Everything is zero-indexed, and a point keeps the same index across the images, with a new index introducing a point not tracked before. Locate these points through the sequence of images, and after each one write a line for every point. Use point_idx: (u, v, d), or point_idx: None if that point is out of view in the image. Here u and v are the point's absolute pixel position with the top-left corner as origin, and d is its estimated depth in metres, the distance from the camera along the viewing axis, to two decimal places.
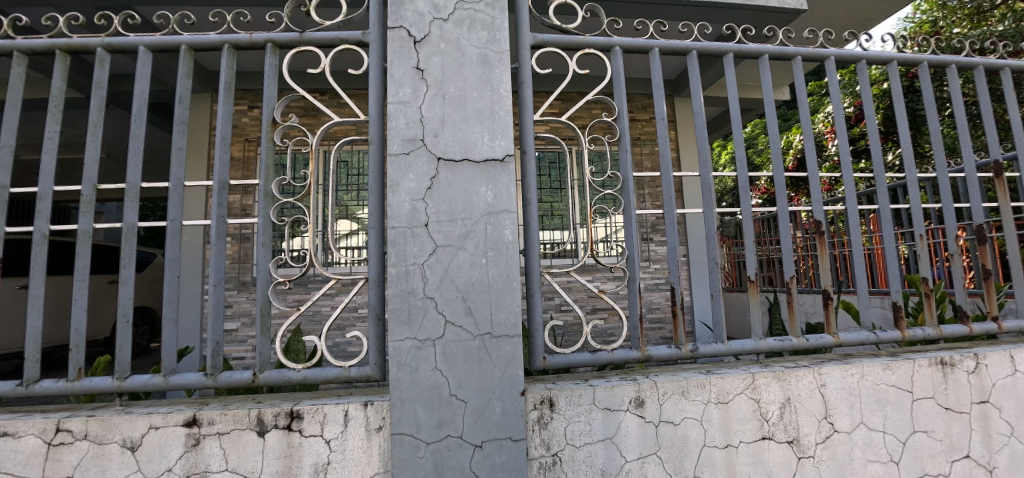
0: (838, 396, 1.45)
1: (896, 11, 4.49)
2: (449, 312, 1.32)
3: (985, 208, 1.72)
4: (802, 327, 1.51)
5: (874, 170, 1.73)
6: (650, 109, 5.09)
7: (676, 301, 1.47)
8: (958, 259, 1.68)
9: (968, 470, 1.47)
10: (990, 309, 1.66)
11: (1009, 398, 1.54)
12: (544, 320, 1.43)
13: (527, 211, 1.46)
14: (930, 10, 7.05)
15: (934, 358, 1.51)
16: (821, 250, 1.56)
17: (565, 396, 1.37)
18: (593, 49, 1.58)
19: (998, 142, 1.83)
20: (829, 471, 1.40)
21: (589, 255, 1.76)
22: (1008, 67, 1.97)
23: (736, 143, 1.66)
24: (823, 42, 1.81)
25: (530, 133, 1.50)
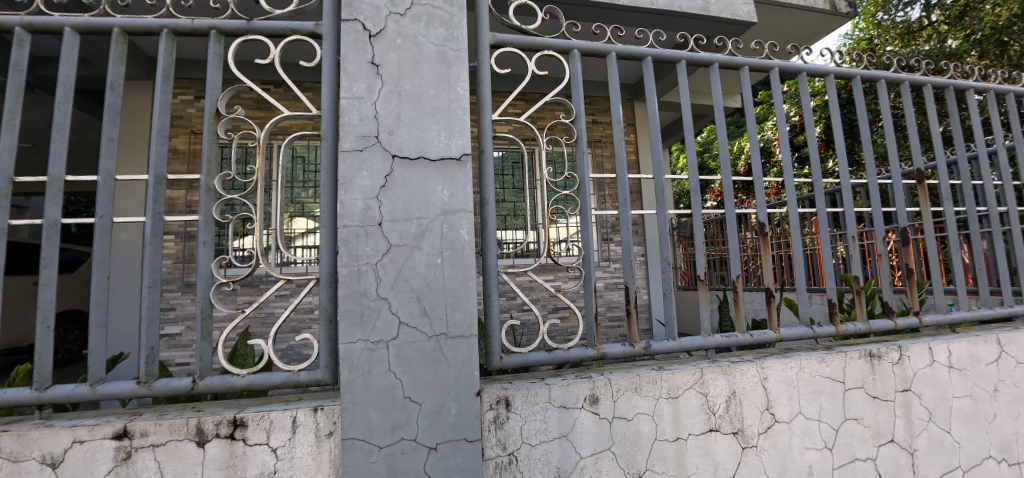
0: (779, 389, 1.53)
1: (834, 28, 4.83)
2: (403, 313, 1.29)
3: (909, 212, 1.87)
4: (748, 324, 1.58)
5: (811, 176, 1.85)
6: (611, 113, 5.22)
7: (631, 300, 1.50)
8: (885, 259, 1.81)
9: (893, 454, 1.59)
10: (913, 305, 1.80)
11: (927, 386, 1.67)
12: (501, 319, 1.42)
13: (485, 211, 1.45)
14: (866, 28, 7.67)
15: (863, 351, 1.62)
16: (765, 251, 1.64)
17: (521, 396, 1.37)
18: (552, 50, 1.59)
19: (922, 152, 1.99)
20: (771, 460, 1.48)
21: (546, 256, 1.77)
22: (931, 83, 2.14)
23: (688, 148, 1.71)
24: (769, 54, 1.90)
25: (488, 132, 1.49)
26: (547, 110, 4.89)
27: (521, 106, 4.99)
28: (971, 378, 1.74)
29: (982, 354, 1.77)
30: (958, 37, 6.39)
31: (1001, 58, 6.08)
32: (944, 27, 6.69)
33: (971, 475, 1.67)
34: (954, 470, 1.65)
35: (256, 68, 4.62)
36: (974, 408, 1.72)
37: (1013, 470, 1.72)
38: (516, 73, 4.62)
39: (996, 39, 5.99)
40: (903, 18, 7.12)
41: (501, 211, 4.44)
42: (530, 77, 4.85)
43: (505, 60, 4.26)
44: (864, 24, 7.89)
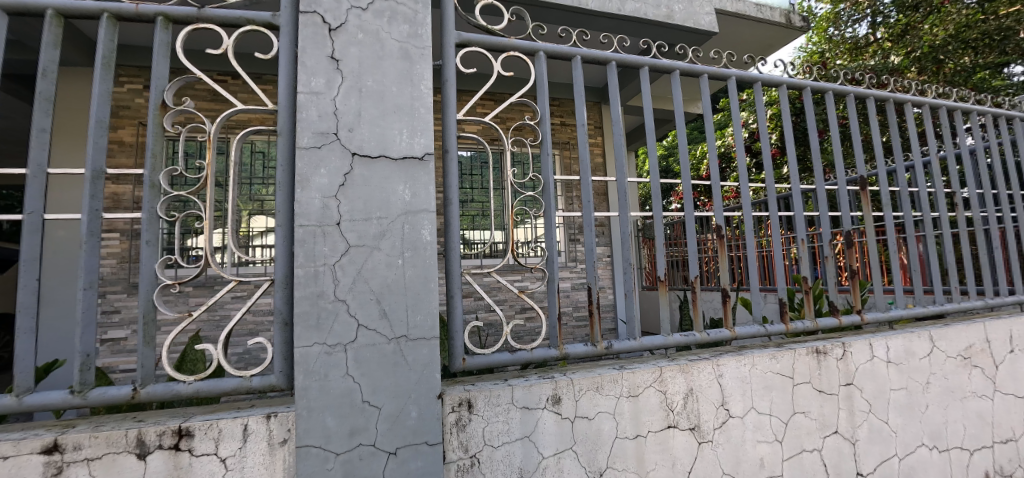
0: (733, 385, 1.59)
1: (789, 41, 5.08)
2: (362, 315, 1.26)
3: (852, 217, 1.98)
4: (705, 323, 1.63)
5: (765, 181, 1.93)
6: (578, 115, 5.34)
7: (593, 300, 1.52)
8: (832, 261, 1.91)
9: (837, 445, 1.68)
10: (856, 303, 1.91)
11: (868, 380, 1.78)
12: (463, 320, 1.41)
13: (448, 212, 1.44)
14: (819, 42, 8.23)
15: (810, 348, 1.71)
16: (721, 252, 1.70)
17: (484, 397, 1.36)
18: (518, 52, 1.58)
19: (864, 161, 2.11)
20: (725, 454, 1.53)
21: (511, 256, 1.76)
22: (874, 96, 2.28)
23: (650, 152, 1.75)
24: (727, 63, 1.96)
25: (452, 132, 1.47)
26: (515, 110, 4.93)
27: (488, 106, 5.01)
28: (906, 372, 1.86)
29: (916, 349, 1.90)
30: (900, 55, 6.98)
31: (937, 75, 6.82)
32: (887, 44, 7.30)
33: (905, 462, 1.79)
34: (891, 458, 1.76)
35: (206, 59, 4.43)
36: (909, 399, 1.84)
37: (943, 457, 1.86)
38: (482, 73, 4.62)
39: (934, 58, 6.71)
40: (851, 34, 7.66)
41: (466, 211, 4.43)
42: (496, 77, 4.88)
43: (469, 59, 4.26)
44: (817, 39, 8.48)
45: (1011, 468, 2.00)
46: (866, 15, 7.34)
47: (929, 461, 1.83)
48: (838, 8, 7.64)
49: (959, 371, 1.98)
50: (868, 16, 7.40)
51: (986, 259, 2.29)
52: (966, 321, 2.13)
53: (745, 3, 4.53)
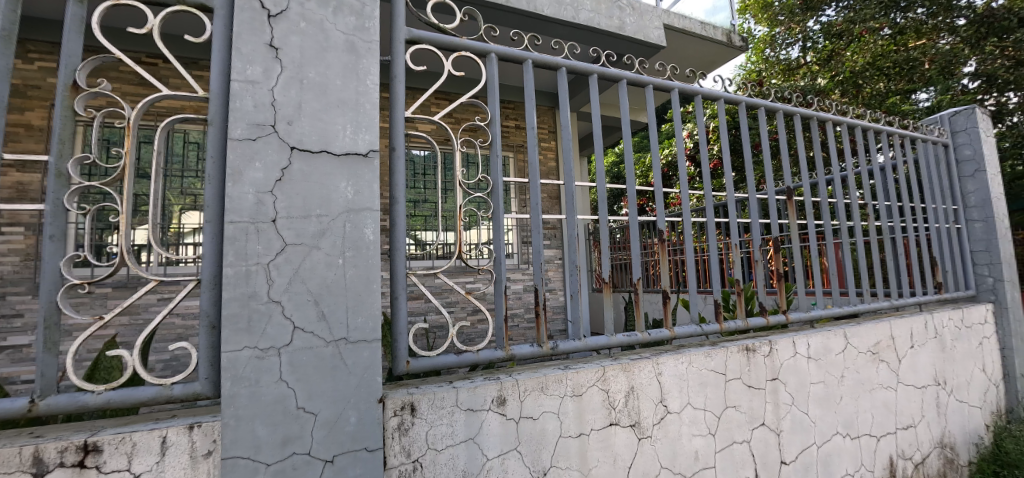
0: (672, 382, 1.66)
1: (729, 59, 5.42)
2: (298, 318, 1.20)
3: (780, 224, 2.13)
4: (646, 323, 1.70)
5: (703, 189, 2.04)
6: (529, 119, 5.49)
7: (539, 301, 1.53)
8: (761, 265, 2.05)
9: (764, 436, 1.80)
10: (782, 305, 2.06)
11: (791, 374, 1.93)
12: (407, 321, 1.38)
13: (393, 211, 1.41)
14: (757, 62, 9.59)
15: (741, 345, 1.83)
16: (662, 256, 1.77)
17: (427, 400, 1.33)
18: (469, 52, 1.58)
19: (791, 173, 2.28)
20: (663, 448, 1.60)
21: (457, 257, 1.74)
22: (802, 114, 2.46)
23: (597, 158, 1.80)
24: (670, 76, 2.04)
25: (400, 130, 1.45)
26: (467, 111, 4.97)
27: (441, 105, 4.98)
28: (824, 367, 2.03)
29: (833, 346, 2.08)
30: (827, 77, 8.34)
31: (857, 97, 8.14)
32: (815, 68, 8.53)
33: (823, 449, 1.94)
34: (810, 446, 1.91)
35: (127, 38, 4.11)
36: (826, 392, 2.01)
37: (854, 443, 2.04)
38: (433, 71, 4.57)
39: (853, 83, 8.03)
40: (784, 56, 8.81)
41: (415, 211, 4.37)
42: (446, 76, 4.89)
43: (420, 56, 4.19)
44: (755, 59, 9.85)
45: (909, 451, 2.23)
46: (797, 40, 8.34)
47: (843, 448, 2.00)
48: (774, 31, 8.85)
49: (868, 365, 2.19)
50: (799, 41, 8.53)
51: (892, 265, 2.54)
52: (876, 320, 2.35)
53: (691, 21, 4.79)
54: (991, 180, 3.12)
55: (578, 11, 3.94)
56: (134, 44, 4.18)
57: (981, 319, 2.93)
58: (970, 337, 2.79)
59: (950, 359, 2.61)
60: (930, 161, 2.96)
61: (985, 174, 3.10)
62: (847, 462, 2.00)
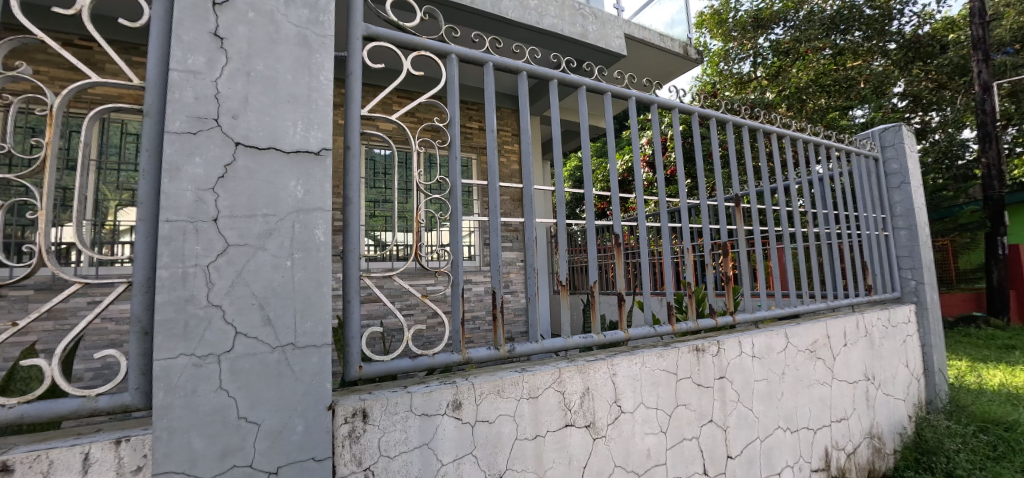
0: (626, 383, 1.71)
1: (685, 70, 5.65)
2: (241, 322, 1.14)
3: (728, 229, 2.24)
4: (601, 326, 1.74)
5: (657, 195, 2.10)
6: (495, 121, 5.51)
7: (496, 304, 1.53)
8: (712, 268, 2.14)
9: (711, 432, 1.88)
10: (730, 306, 2.16)
11: (737, 373, 2.02)
12: (360, 326, 1.34)
13: (347, 211, 1.37)
14: (712, 75, 10.19)
15: (692, 346, 1.90)
16: (618, 259, 1.81)
17: (380, 406, 1.30)
18: (429, 52, 1.55)
19: (739, 181, 2.39)
20: (617, 448, 1.64)
21: (413, 259, 1.72)
22: (750, 126, 2.59)
23: (557, 162, 1.82)
24: (629, 85, 2.09)
25: (355, 127, 1.41)
26: (428, 110, 4.93)
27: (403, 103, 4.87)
28: (767, 365, 2.15)
29: (775, 345, 2.20)
30: (775, 91, 9.03)
31: (801, 111, 8.82)
32: (764, 82, 9.42)
33: (765, 443, 2.05)
34: (755, 440, 2.02)
35: (53, 19, 3.79)
36: (768, 388, 2.13)
37: (794, 436, 2.17)
38: (393, 68, 4.48)
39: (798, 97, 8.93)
40: (736, 71, 9.78)
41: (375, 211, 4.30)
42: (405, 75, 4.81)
43: (376, 54, 4.11)
44: (710, 72, 10.46)
45: (843, 442, 2.40)
46: (749, 55, 9.45)
47: (783, 441, 2.12)
48: (728, 46, 9.76)
49: (806, 362, 2.33)
50: (750, 57, 9.51)
51: (829, 268, 2.72)
52: (814, 320, 2.51)
53: (650, 32, 4.96)
54: (914, 191, 3.41)
55: (542, 16, 4.01)
56: (59, 25, 3.87)
57: (905, 319, 3.19)
58: (895, 336, 3.04)
59: (878, 356, 2.83)
60: (864, 173, 3.20)
61: (910, 186, 3.39)
62: (787, 455, 2.12)
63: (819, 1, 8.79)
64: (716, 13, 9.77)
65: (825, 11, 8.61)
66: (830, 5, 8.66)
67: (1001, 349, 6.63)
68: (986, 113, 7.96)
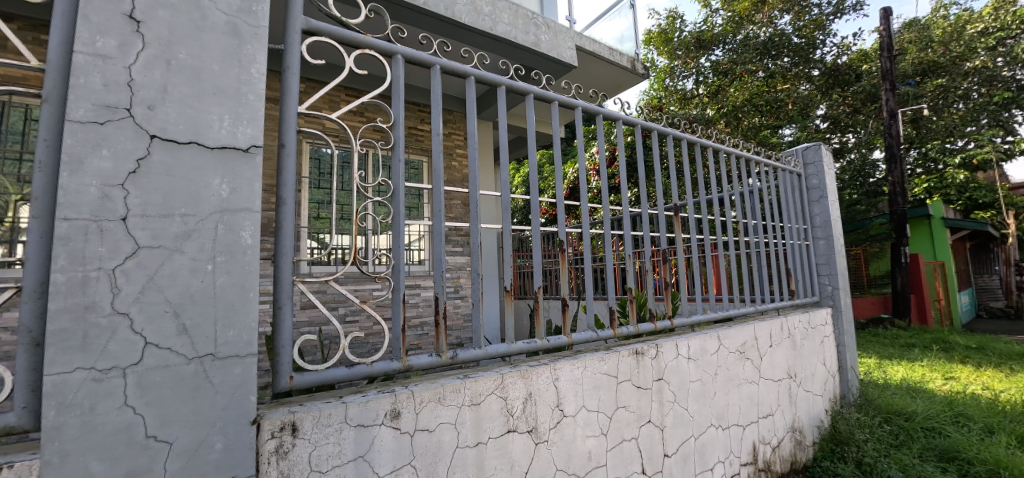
0: (568, 387, 1.73)
1: (633, 84, 5.91)
2: (151, 332, 1.03)
3: (668, 237, 2.34)
4: (545, 331, 1.76)
5: (601, 203, 2.17)
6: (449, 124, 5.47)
7: (439, 311, 1.51)
8: (652, 274, 2.23)
9: (650, 432, 1.96)
10: (669, 311, 2.27)
11: (673, 374, 2.12)
12: (290, 335, 1.27)
13: (280, 212, 1.30)
14: (659, 89, 10.76)
15: (632, 349, 1.96)
16: (563, 264, 1.84)
17: (312, 418, 1.23)
18: (373, 51, 1.51)
19: (679, 191, 2.51)
20: (558, 451, 1.66)
21: (352, 263, 1.68)
22: (690, 139, 2.72)
23: (503, 168, 1.83)
24: (576, 95, 2.14)
25: (290, 125, 1.34)
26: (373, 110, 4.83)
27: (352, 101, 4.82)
28: (701, 366, 2.27)
29: (709, 347, 2.33)
30: (714, 108, 9.75)
31: (737, 128, 9.53)
32: (706, 99, 10.07)
33: (699, 440, 2.16)
34: (690, 438, 2.12)
35: None
36: (702, 388, 2.25)
37: (725, 433, 2.30)
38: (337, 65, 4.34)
39: (734, 115, 9.53)
40: (680, 87, 10.39)
41: (318, 212, 4.30)
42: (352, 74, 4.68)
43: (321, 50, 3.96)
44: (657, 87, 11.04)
45: (769, 436, 2.58)
46: (692, 74, 10.11)
47: (715, 438, 2.25)
48: (673, 64, 10.38)
49: (737, 363, 2.49)
50: (693, 75, 10.17)
51: (757, 275, 2.93)
52: (745, 324, 2.68)
53: (600, 45, 5.15)
54: (831, 205, 3.74)
55: (496, 23, 4.05)
56: None
57: (823, 321, 3.49)
58: (815, 337, 3.32)
59: (800, 355, 3.07)
60: (789, 187, 3.47)
61: (828, 200, 3.71)
62: (719, 451, 2.25)
63: (754, 27, 9.54)
64: (663, 32, 10.36)
65: (759, 37, 9.34)
66: (763, 31, 9.39)
67: (902, 347, 7.43)
68: (892, 136, 8.95)
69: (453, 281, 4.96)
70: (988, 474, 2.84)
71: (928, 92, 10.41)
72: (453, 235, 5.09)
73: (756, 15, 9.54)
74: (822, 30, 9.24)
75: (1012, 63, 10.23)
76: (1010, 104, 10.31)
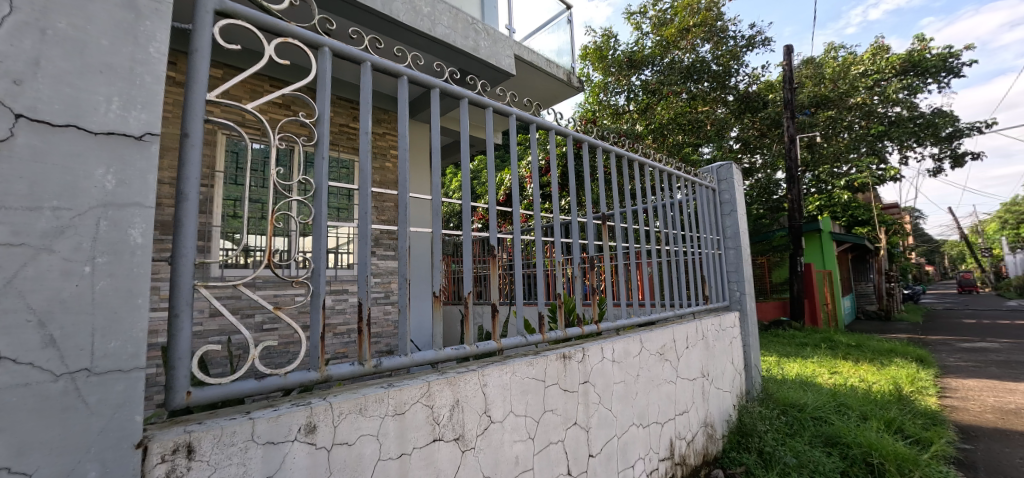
0: (495, 392, 1.74)
1: (568, 97, 6.15)
2: (6, 346, 0.85)
3: (596, 245, 2.44)
4: (474, 337, 1.75)
5: (533, 211, 2.21)
6: (385, 125, 5.28)
7: (362, 317, 1.45)
8: (580, 280, 2.31)
9: (575, 434, 2.02)
10: (595, 315, 2.36)
11: (599, 377, 2.21)
12: (188, 345, 1.15)
13: (180, 209, 1.17)
14: (593, 103, 11.28)
15: (559, 353, 2.02)
16: (493, 270, 1.85)
17: (212, 438, 1.11)
18: (296, 40, 1.42)
19: (607, 202, 2.63)
20: (485, 457, 1.66)
21: (266, 266, 1.56)
22: (619, 152, 2.86)
23: (434, 173, 1.80)
24: (511, 103, 2.16)
25: (197, 113, 1.22)
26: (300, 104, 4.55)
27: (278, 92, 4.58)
28: (624, 368, 2.39)
29: (631, 350, 2.46)
30: (643, 124, 10.39)
31: (662, 144, 10.23)
32: (636, 115, 10.73)
33: (622, 439, 2.28)
34: (614, 437, 2.22)
35: None
36: (625, 389, 2.37)
37: (646, 431, 2.45)
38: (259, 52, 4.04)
39: (660, 132, 10.26)
40: (613, 102, 11.00)
41: (235, 210, 4.00)
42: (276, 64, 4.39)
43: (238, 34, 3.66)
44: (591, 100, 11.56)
45: (684, 432, 2.78)
46: (624, 90, 10.75)
47: (637, 436, 2.37)
48: (606, 80, 10.96)
49: (656, 364, 2.65)
50: (625, 92, 10.83)
51: (676, 282, 3.16)
52: (664, 327, 2.87)
53: (538, 56, 5.30)
54: (740, 218, 4.13)
55: (435, 25, 4.01)
56: None
57: (732, 324, 3.84)
58: (725, 337, 3.64)
59: (712, 355, 3.35)
60: (705, 201, 3.78)
61: (737, 213, 4.10)
62: (640, 448, 2.38)
63: (679, 52, 10.32)
64: (599, 49, 10.91)
65: (683, 61, 10.14)
66: (687, 56, 10.21)
67: (796, 346, 8.39)
68: (791, 159, 10.13)
69: (384, 286, 4.79)
70: (861, 455, 3.29)
71: (820, 122, 11.96)
72: (385, 238, 4.92)
73: (681, 42, 10.34)
74: (736, 61, 10.24)
75: (884, 102, 12.05)
76: (882, 136, 12.13)
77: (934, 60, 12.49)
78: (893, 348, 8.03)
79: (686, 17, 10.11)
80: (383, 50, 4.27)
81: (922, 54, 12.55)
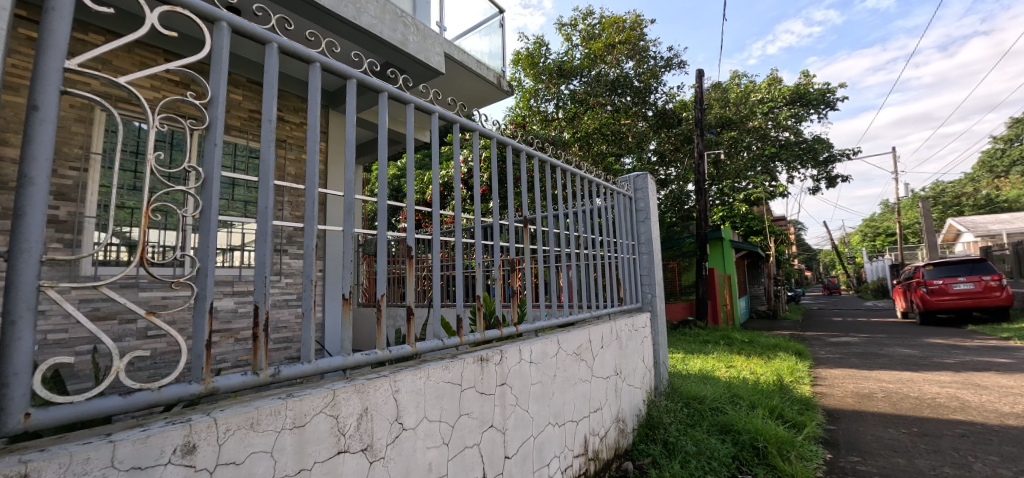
0: (408, 398, 1.69)
1: (496, 101, 6.21)
2: None
3: (517, 247, 2.48)
4: (387, 341, 1.69)
5: (454, 213, 2.19)
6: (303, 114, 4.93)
7: (258, 322, 1.33)
8: (500, 282, 2.33)
9: (491, 437, 2.03)
10: (514, 317, 2.39)
11: (516, 378, 2.24)
12: (29, 359, 0.96)
13: (22, 196, 0.97)
14: (523, 108, 11.56)
15: (476, 356, 2.02)
16: (410, 271, 1.79)
17: (56, 468, 0.89)
18: (187, 10, 1.26)
19: (529, 205, 2.67)
20: (395, 467, 1.60)
21: (135, 267, 1.24)
22: (543, 157, 2.92)
23: (347, 168, 1.71)
24: (433, 101, 2.12)
25: (51, 84, 1.03)
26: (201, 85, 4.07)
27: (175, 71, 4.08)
28: (542, 369, 2.45)
29: (549, 350, 2.54)
30: (569, 132, 10.85)
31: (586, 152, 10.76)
32: (563, 123, 11.19)
33: (538, 439, 2.33)
34: (530, 437, 2.27)
35: None
36: (542, 390, 2.43)
37: (561, 429, 2.53)
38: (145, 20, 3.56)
39: (586, 141, 10.80)
40: (543, 108, 11.39)
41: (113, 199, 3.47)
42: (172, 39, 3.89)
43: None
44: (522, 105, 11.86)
45: (598, 428, 2.93)
46: (553, 98, 11.25)
47: (552, 436, 2.45)
48: (537, 86, 11.34)
49: (572, 363, 2.76)
50: (554, 100, 11.30)
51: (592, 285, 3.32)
52: (580, 328, 3.00)
53: (468, 57, 5.30)
54: (652, 226, 4.45)
55: (360, 13, 3.83)
56: None
57: (643, 324, 4.12)
58: (637, 337, 3.91)
59: (625, 354, 3.56)
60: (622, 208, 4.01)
61: (650, 221, 4.42)
62: (555, 447, 2.46)
63: (606, 66, 10.91)
64: (530, 55, 11.24)
65: (609, 75, 10.76)
66: (612, 71, 10.82)
67: (699, 343, 9.28)
68: (700, 173, 11.21)
69: (296, 287, 4.47)
70: (749, 440, 3.71)
71: (724, 141, 13.37)
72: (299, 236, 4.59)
73: (607, 56, 10.97)
74: (656, 79, 10.98)
75: (777, 127, 13.77)
76: (773, 157, 13.81)
77: (816, 94, 14.52)
78: (777, 343, 9.17)
79: (612, 34, 10.77)
80: (296, 31, 3.98)
81: (807, 88, 14.54)
